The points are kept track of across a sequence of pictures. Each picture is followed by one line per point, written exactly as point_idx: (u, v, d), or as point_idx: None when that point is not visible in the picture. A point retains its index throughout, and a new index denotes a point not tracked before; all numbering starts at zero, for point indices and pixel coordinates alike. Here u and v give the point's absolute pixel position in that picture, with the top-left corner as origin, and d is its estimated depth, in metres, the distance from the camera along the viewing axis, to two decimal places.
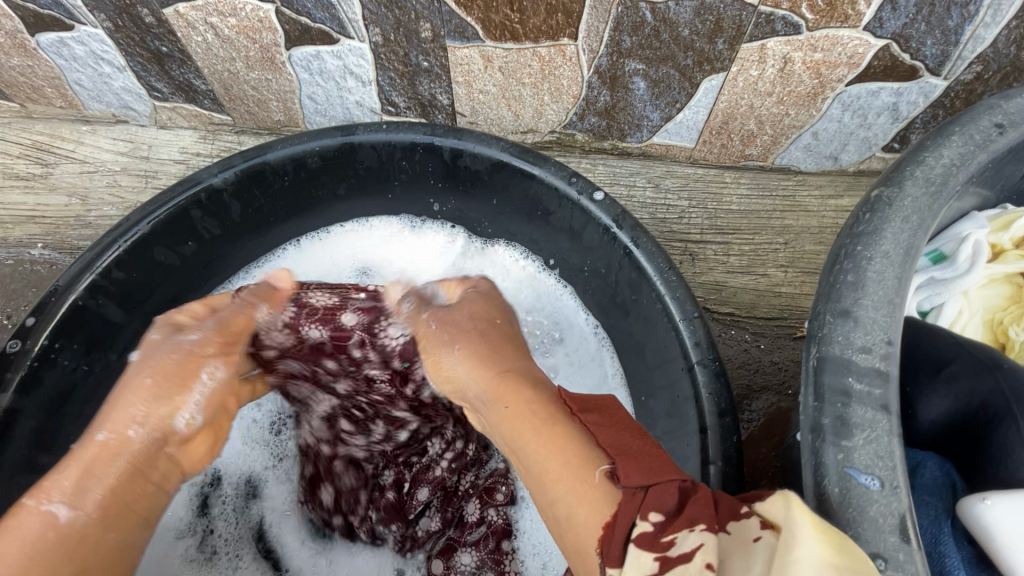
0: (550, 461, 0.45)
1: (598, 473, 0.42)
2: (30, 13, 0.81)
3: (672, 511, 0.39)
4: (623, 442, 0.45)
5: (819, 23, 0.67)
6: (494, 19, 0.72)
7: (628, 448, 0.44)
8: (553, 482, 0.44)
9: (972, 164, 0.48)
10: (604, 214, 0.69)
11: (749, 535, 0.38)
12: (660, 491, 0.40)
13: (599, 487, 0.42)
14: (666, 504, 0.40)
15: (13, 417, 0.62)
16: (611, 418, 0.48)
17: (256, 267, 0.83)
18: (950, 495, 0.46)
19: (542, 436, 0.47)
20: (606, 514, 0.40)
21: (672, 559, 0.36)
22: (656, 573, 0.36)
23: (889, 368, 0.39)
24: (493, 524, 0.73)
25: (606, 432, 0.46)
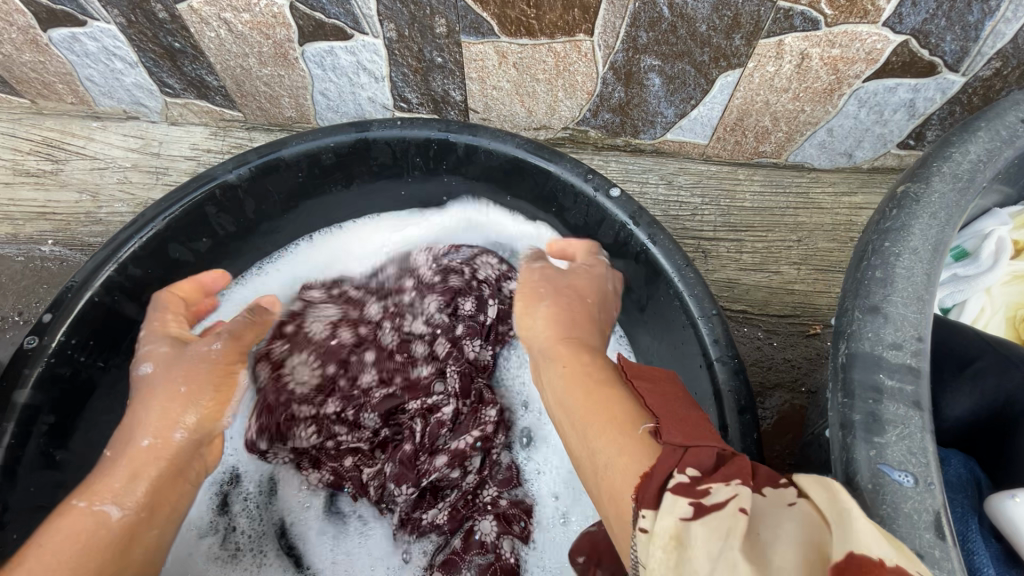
0: (599, 423, 0.49)
1: (641, 431, 0.46)
2: (43, 8, 0.80)
3: (709, 467, 0.40)
4: (671, 410, 0.47)
5: (838, 19, 0.67)
6: (510, 14, 0.72)
7: (675, 414, 0.46)
8: (600, 439, 0.47)
9: (998, 160, 0.47)
10: (620, 211, 0.69)
11: (783, 501, 0.37)
12: (699, 452, 0.42)
13: (646, 443, 0.44)
14: (705, 461, 0.41)
15: (31, 413, 0.62)
16: (663, 391, 0.50)
17: (268, 263, 0.83)
18: (976, 492, 0.46)
19: (589, 402, 0.51)
20: (644, 466, 0.42)
21: (707, 506, 0.37)
22: (691, 517, 0.36)
23: (920, 364, 0.38)
24: (502, 556, 0.69)
25: (659, 403, 0.48)
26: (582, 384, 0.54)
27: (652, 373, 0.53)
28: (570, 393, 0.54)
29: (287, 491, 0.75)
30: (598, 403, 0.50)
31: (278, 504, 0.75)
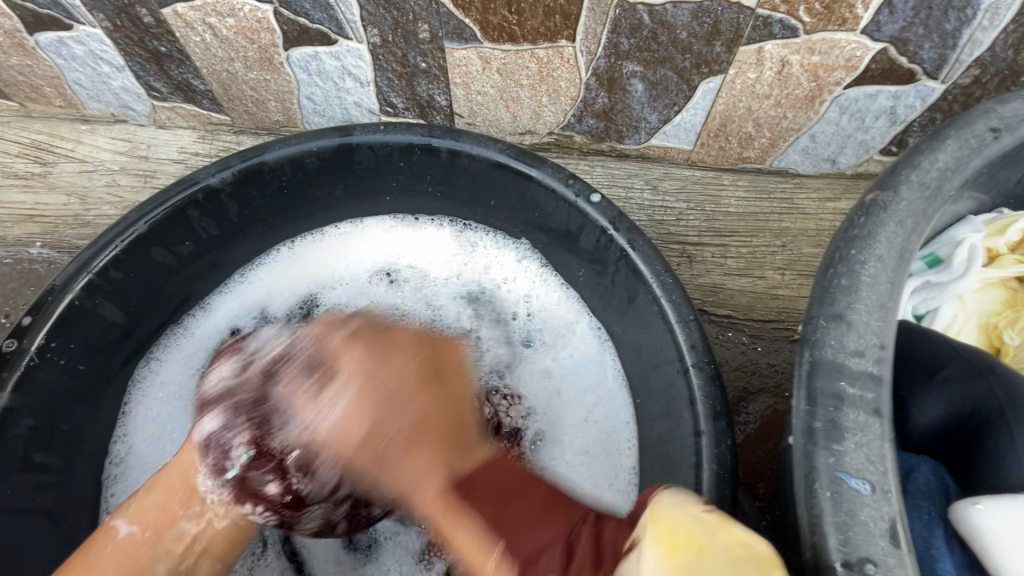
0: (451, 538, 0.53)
1: (493, 560, 0.50)
2: (29, 12, 0.81)
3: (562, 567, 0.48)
4: (507, 514, 0.52)
5: (816, 27, 0.68)
6: (492, 21, 0.72)
7: (505, 525, 0.51)
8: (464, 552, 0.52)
9: (966, 170, 0.48)
10: (600, 216, 0.69)
11: (634, 562, 0.43)
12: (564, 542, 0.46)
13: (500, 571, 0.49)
14: None
15: (9, 416, 0.62)
16: (495, 476, 0.56)
17: (253, 272, 0.83)
18: (943, 499, 0.46)
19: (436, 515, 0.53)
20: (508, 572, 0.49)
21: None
22: None
23: (882, 372, 0.39)
24: None
25: (499, 506, 0.53)
26: (415, 480, 0.55)
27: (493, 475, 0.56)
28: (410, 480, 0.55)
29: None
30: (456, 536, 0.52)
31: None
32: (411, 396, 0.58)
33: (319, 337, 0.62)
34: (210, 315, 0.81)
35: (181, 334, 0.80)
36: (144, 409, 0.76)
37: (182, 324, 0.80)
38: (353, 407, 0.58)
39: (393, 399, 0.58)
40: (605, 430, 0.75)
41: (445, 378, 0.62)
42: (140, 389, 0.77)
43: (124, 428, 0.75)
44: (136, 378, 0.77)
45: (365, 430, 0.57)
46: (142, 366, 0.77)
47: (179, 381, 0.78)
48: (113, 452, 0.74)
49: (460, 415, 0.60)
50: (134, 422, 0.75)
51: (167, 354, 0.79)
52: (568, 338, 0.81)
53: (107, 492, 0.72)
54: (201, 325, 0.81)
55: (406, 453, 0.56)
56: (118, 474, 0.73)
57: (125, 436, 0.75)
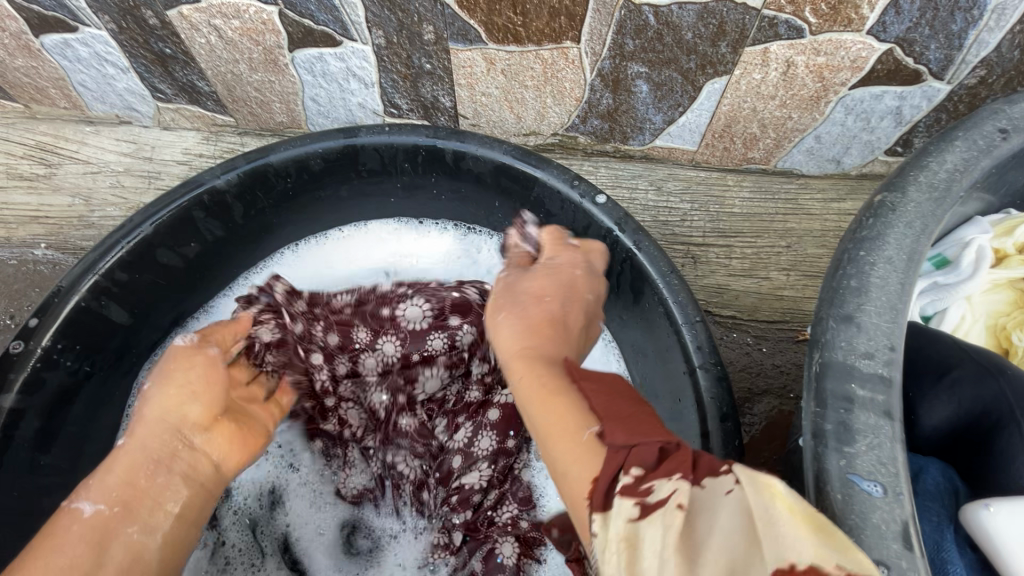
0: (546, 395, 0.52)
1: (588, 434, 0.46)
2: (35, 14, 0.81)
3: (651, 466, 0.41)
4: (615, 409, 0.48)
5: (822, 27, 0.67)
6: (497, 21, 0.72)
7: (617, 413, 0.47)
8: (550, 416, 0.50)
9: (975, 170, 0.48)
10: (606, 217, 0.69)
11: (722, 489, 0.38)
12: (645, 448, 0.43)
13: (592, 445, 0.45)
14: (648, 458, 0.42)
15: (17, 418, 0.62)
16: (615, 392, 0.50)
17: (253, 274, 0.84)
18: (952, 500, 0.46)
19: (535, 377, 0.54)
20: (592, 470, 0.43)
21: (650, 505, 0.39)
22: (638, 516, 0.38)
23: (892, 374, 0.39)
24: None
25: (606, 400, 0.49)
26: (538, 345, 0.58)
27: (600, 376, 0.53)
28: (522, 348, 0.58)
29: (296, 507, 0.76)
30: (555, 408, 0.50)
31: (284, 514, 0.76)
32: (576, 316, 0.64)
33: (548, 247, 0.70)
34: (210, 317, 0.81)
35: (182, 337, 0.80)
36: None
37: (184, 326, 0.80)
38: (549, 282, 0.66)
39: (564, 284, 0.66)
40: None
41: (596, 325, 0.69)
42: (140, 392, 0.76)
43: (124, 432, 0.75)
44: (137, 380, 0.77)
45: (537, 294, 0.65)
46: (142, 368, 0.77)
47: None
48: None
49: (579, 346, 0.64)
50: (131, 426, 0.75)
51: (164, 356, 0.78)
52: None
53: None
54: (199, 326, 0.81)
55: (521, 327, 0.61)
56: None
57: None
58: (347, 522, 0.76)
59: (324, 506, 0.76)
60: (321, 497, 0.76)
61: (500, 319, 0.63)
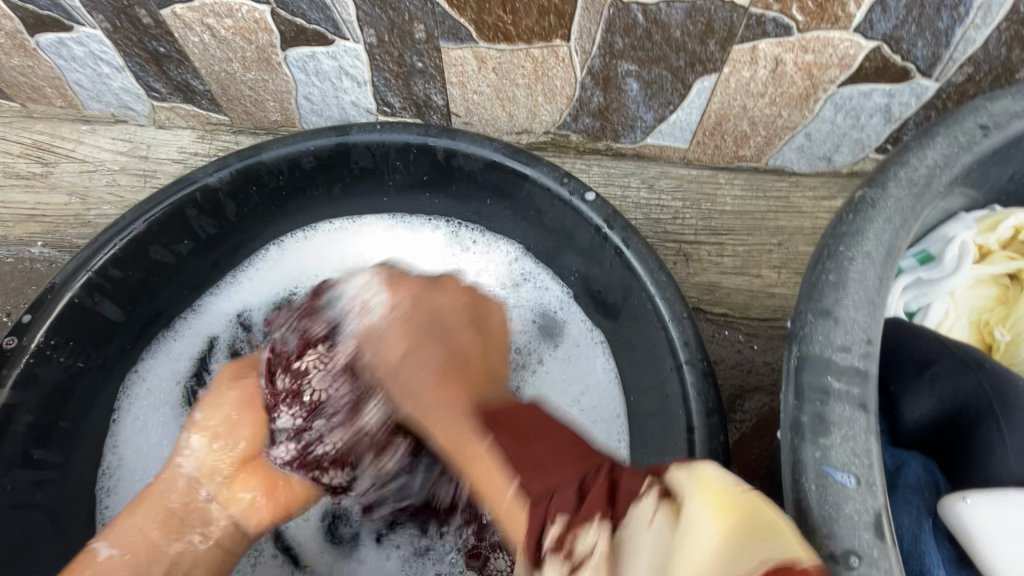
0: (433, 408, 0.54)
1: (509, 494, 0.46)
2: (30, 13, 0.81)
3: (573, 509, 0.42)
4: (534, 454, 0.48)
5: (809, 25, 0.68)
6: (487, 20, 0.73)
7: (530, 461, 0.47)
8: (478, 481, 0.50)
9: (955, 167, 0.48)
10: (595, 215, 0.70)
11: (644, 518, 0.40)
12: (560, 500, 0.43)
13: (514, 505, 0.46)
14: (567, 502, 0.43)
15: (9, 413, 0.63)
16: (534, 429, 0.51)
17: (244, 271, 0.83)
18: (932, 493, 0.47)
19: (447, 431, 0.53)
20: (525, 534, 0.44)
21: (576, 559, 0.41)
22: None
23: (868, 367, 0.39)
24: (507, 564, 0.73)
25: (519, 445, 0.49)
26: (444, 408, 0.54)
27: (517, 419, 0.53)
28: (429, 406, 0.54)
29: None
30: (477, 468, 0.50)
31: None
32: (466, 344, 0.59)
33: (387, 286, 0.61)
34: (202, 315, 0.81)
35: (172, 337, 0.80)
36: (133, 417, 0.76)
37: (173, 327, 0.80)
38: (396, 324, 0.59)
39: (429, 328, 0.58)
40: (591, 417, 0.76)
41: (486, 328, 0.63)
42: (129, 397, 0.76)
43: (114, 439, 0.74)
44: (125, 385, 0.76)
45: (410, 354, 0.57)
46: (131, 371, 0.77)
47: (168, 389, 0.78)
48: (105, 463, 0.74)
49: (489, 376, 0.59)
50: (125, 429, 0.75)
51: (155, 358, 0.78)
52: (569, 339, 0.81)
53: (100, 503, 0.72)
54: (191, 325, 0.81)
55: (431, 380, 0.56)
56: (112, 485, 0.73)
57: (115, 447, 0.75)
58: (329, 514, 0.77)
59: None
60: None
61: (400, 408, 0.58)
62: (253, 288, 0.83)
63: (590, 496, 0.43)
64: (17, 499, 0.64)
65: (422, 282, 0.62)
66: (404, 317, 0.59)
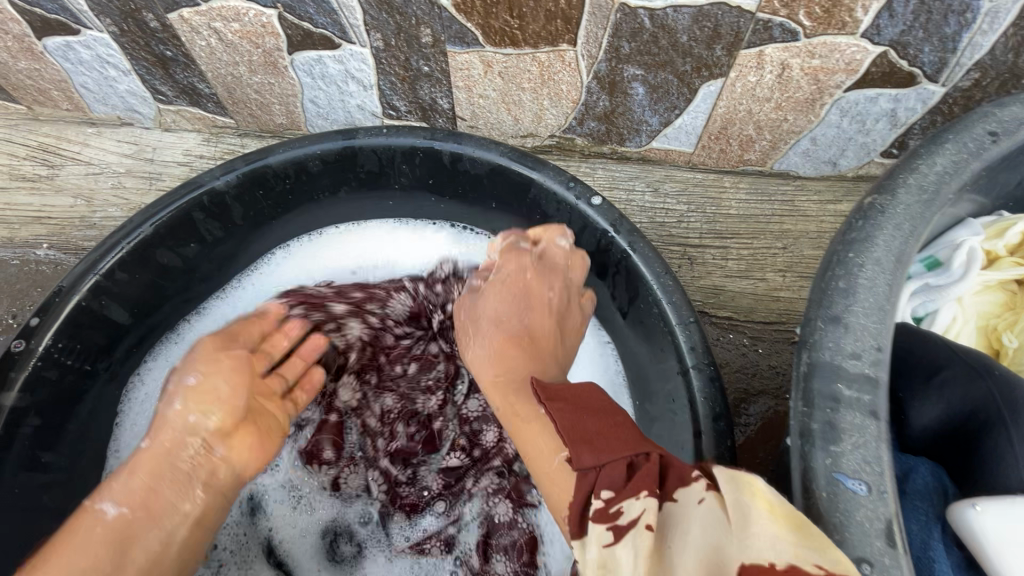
0: (493, 366, 0.64)
1: (559, 460, 0.48)
2: (38, 17, 0.82)
3: (620, 483, 0.42)
4: (581, 428, 0.48)
5: (816, 30, 0.68)
6: (494, 24, 0.73)
7: (582, 434, 0.47)
8: (527, 443, 0.53)
9: (964, 173, 0.48)
10: (601, 219, 0.70)
11: (693, 498, 0.40)
12: (610, 469, 0.44)
13: (563, 471, 0.47)
14: (616, 478, 0.43)
15: (17, 416, 0.63)
16: (593, 409, 0.50)
17: (246, 277, 0.84)
18: (941, 499, 0.47)
19: (504, 398, 0.61)
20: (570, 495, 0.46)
21: (622, 526, 0.40)
22: (613, 542, 0.39)
23: (879, 374, 0.39)
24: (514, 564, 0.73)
25: (575, 419, 0.49)
26: (507, 370, 0.63)
27: (574, 391, 0.53)
28: (490, 364, 0.65)
29: (278, 512, 0.77)
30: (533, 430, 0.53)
31: (267, 520, 0.77)
32: (538, 323, 0.67)
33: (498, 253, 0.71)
34: (203, 320, 0.82)
35: (173, 342, 0.80)
36: (133, 423, 0.76)
37: (175, 331, 0.80)
38: (486, 291, 0.70)
39: (518, 296, 0.68)
40: None
41: (565, 318, 0.69)
42: (129, 402, 0.77)
43: (116, 444, 0.75)
44: (126, 390, 0.77)
45: (495, 317, 0.68)
46: (131, 376, 0.77)
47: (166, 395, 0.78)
48: (107, 468, 0.74)
49: (553, 352, 0.67)
50: (125, 434, 0.76)
51: (155, 362, 0.79)
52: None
53: None
54: (192, 330, 0.81)
55: (490, 355, 0.66)
56: None
57: (117, 452, 0.75)
58: (328, 532, 0.77)
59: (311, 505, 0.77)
60: (303, 500, 0.77)
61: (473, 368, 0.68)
62: (254, 293, 0.84)
63: (640, 473, 0.42)
64: (24, 502, 0.64)
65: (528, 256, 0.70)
66: (503, 284, 0.69)
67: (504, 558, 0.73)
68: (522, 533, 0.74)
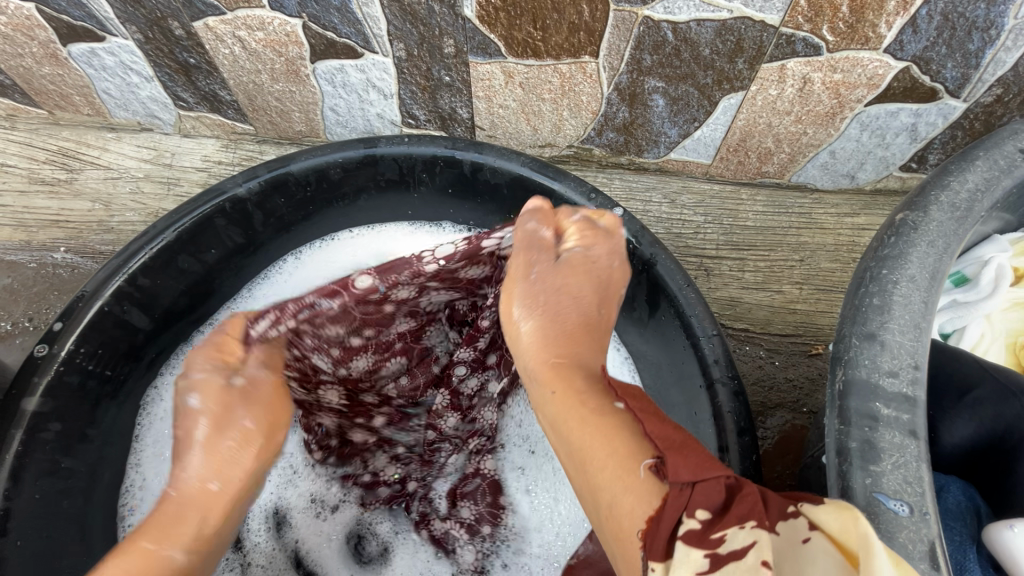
0: (570, 362, 0.49)
1: (642, 470, 0.39)
2: (64, 24, 0.82)
3: (721, 509, 0.36)
4: (673, 437, 0.40)
5: (839, 46, 0.68)
6: (517, 36, 0.73)
7: (671, 442, 0.40)
8: (585, 442, 0.42)
9: (995, 190, 0.48)
10: (622, 230, 0.70)
11: (799, 537, 0.36)
12: (709, 487, 0.37)
13: (644, 485, 0.38)
14: (714, 500, 0.36)
15: (40, 421, 0.63)
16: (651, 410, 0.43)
17: (258, 285, 0.83)
18: (974, 520, 0.47)
19: (569, 393, 0.46)
20: (650, 508, 0.37)
21: (723, 557, 0.34)
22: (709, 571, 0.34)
23: (916, 393, 0.39)
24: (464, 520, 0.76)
25: (654, 420, 0.42)
26: (572, 353, 0.50)
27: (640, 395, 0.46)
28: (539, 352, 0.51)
29: (301, 521, 0.76)
30: (595, 434, 0.42)
31: (291, 530, 0.76)
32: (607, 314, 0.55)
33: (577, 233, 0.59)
34: None
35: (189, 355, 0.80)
36: (154, 437, 0.77)
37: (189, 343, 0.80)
38: (567, 270, 0.55)
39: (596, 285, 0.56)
40: None
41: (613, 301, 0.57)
42: (148, 416, 0.77)
43: (137, 457, 0.76)
44: (143, 405, 0.77)
45: (565, 296, 0.54)
46: (150, 388, 0.77)
47: None
48: (129, 482, 0.75)
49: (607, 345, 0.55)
50: (145, 449, 0.76)
51: (172, 375, 0.79)
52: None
53: (122, 519, 0.73)
54: None
55: (559, 336, 0.51)
56: (134, 504, 0.74)
57: (138, 466, 0.75)
58: (354, 534, 0.77)
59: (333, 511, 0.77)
60: (325, 504, 0.77)
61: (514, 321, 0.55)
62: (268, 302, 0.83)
63: (744, 495, 0.37)
64: (46, 508, 0.64)
65: (594, 266, 0.56)
66: (574, 262, 0.56)
67: (469, 504, 0.76)
68: (485, 478, 0.77)
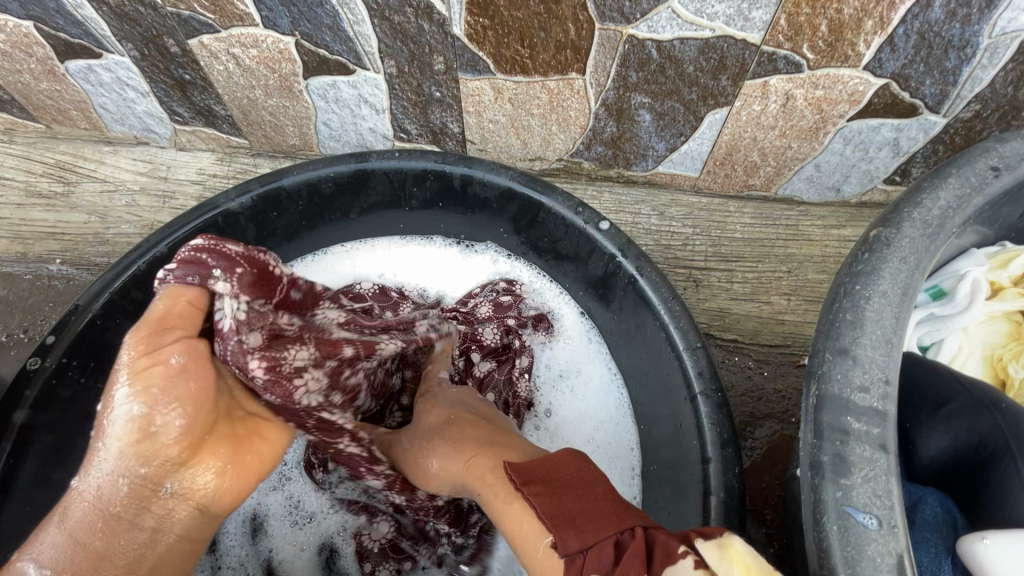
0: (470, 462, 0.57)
1: (543, 547, 0.46)
2: (61, 41, 0.84)
3: (610, 568, 0.42)
4: (566, 507, 0.46)
5: (820, 63, 0.69)
6: (506, 53, 0.75)
7: (567, 515, 0.46)
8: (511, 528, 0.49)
9: (967, 208, 0.49)
10: (609, 243, 0.71)
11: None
12: (597, 550, 0.44)
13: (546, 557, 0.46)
14: (605, 562, 0.43)
15: (32, 433, 0.64)
16: (559, 474, 0.50)
17: None
18: (951, 531, 0.47)
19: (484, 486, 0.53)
20: None
21: None
22: None
23: (887, 407, 0.40)
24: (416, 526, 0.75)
25: (552, 499, 0.47)
26: (477, 444, 0.58)
27: (550, 464, 0.51)
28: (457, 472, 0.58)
29: (276, 529, 0.77)
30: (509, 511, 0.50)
31: (267, 539, 0.77)
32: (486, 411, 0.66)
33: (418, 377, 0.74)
34: None
35: None
36: None
37: None
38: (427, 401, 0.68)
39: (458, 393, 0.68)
40: (608, 454, 0.76)
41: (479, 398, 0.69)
42: None
43: None
44: None
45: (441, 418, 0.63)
46: None
47: None
48: None
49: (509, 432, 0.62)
50: None
51: None
52: (578, 381, 0.81)
53: None
54: None
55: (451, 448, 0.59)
56: None
57: None
58: (325, 547, 0.77)
59: (306, 522, 0.78)
60: (299, 514, 0.78)
61: (428, 469, 0.61)
62: None
63: (631, 549, 0.43)
64: (37, 520, 0.65)
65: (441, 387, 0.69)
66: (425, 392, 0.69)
67: None
68: None
